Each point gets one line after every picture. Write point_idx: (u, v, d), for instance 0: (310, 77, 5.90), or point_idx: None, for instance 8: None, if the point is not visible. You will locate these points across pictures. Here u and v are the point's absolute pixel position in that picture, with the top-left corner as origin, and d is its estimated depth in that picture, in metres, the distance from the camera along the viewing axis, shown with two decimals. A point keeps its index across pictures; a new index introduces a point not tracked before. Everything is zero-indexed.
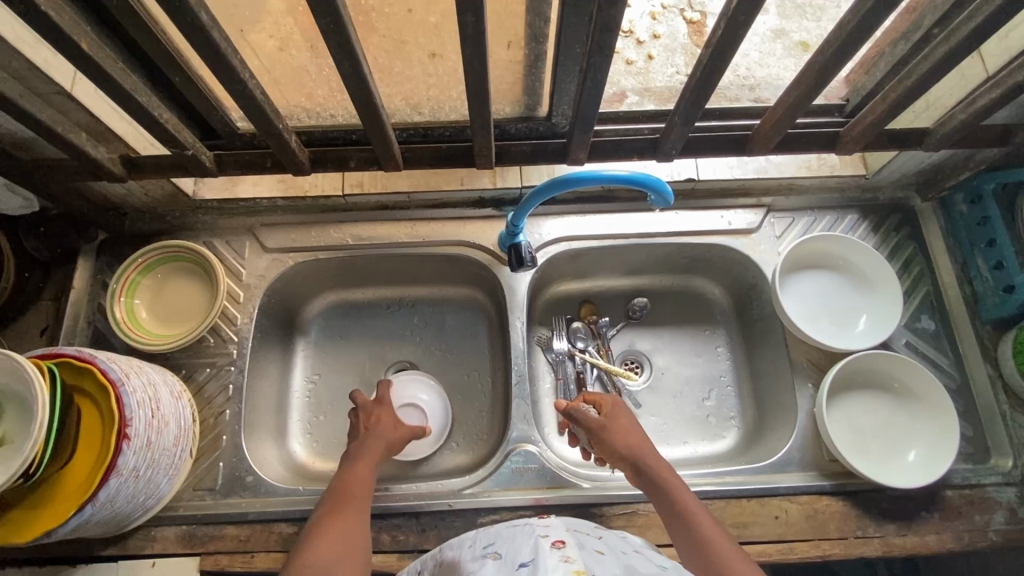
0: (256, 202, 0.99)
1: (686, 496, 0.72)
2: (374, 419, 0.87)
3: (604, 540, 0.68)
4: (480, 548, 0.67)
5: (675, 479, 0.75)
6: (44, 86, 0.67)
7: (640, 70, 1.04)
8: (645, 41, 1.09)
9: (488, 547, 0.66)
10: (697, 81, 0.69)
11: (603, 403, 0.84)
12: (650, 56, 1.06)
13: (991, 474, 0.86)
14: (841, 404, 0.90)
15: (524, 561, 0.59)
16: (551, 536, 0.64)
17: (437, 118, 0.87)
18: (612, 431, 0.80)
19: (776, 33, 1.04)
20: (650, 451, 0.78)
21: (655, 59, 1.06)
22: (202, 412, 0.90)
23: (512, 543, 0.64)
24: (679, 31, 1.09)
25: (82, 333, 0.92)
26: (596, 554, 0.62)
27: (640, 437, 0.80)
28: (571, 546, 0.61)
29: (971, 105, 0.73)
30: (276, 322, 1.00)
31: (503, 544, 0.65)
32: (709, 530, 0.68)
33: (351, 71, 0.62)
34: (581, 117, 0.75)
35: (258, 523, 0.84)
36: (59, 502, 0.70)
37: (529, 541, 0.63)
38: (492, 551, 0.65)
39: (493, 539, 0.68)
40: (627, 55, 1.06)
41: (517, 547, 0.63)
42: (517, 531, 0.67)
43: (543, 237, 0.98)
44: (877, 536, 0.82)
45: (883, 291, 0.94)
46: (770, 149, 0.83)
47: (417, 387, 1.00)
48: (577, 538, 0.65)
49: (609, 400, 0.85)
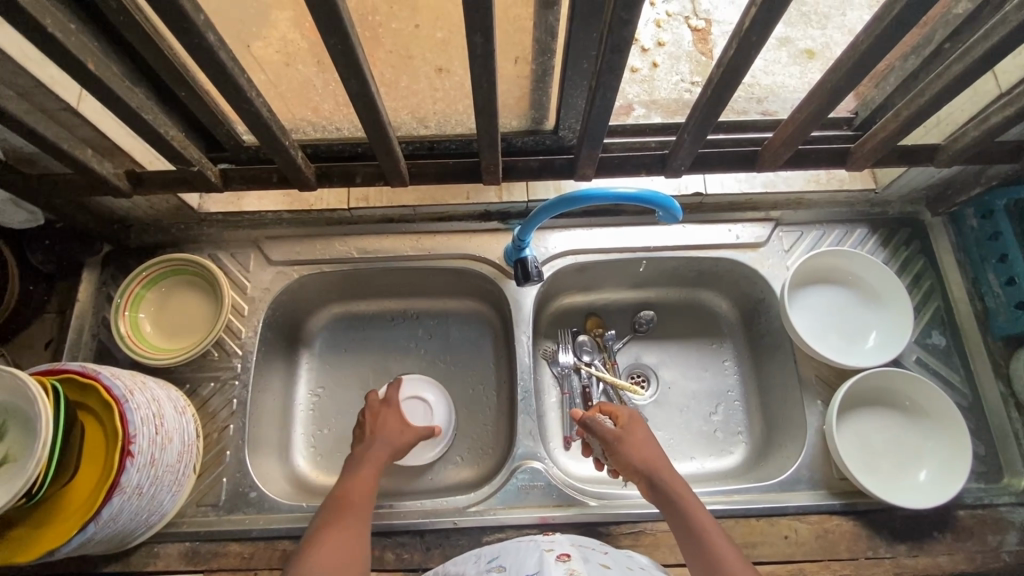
0: (261, 214, 0.98)
1: (699, 513, 0.71)
2: (381, 423, 0.88)
3: (611, 556, 0.68)
4: (484, 563, 0.67)
5: (690, 494, 0.73)
6: (50, 103, 0.67)
7: (644, 79, 1.03)
8: (649, 48, 1.08)
9: (492, 561, 0.67)
10: (707, 99, 0.68)
11: (620, 412, 0.83)
12: (655, 64, 1.06)
13: (1004, 494, 0.85)
14: (851, 422, 0.89)
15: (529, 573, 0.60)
16: (555, 549, 0.66)
17: (443, 131, 0.88)
18: (628, 443, 0.79)
19: (781, 41, 1.04)
20: (666, 466, 0.76)
21: (660, 67, 1.05)
22: (206, 426, 0.90)
23: (516, 557, 0.65)
24: (684, 38, 1.09)
25: (87, 347, 0.92)
26: (601, 568, 0.62)
27: (655, 450, 0.78)
28: (575, 559, 0.63)
29: (983, 123, 0.72)
30: (280, 335, 0.99)
31: (507, 558, 0.66)
32: (724, 550, 0.67)
33: (359, 89, 0.61)
34: (589, 133, 0.74)
35: (261, 540, 0.83)
36: (62, 520, 0.69)
37: (534, 554, 0.64)
38: (496, 565, 0.65)
39: (496, 553, 0.68)
40: (631, 63, 1.06)
41: (522, 560, 0.64)
42: (521, 547, 0.68)
43: (549, 250, 0.98)
44: (889, 557, 0.81)
45: (894, 307, 0.93)
46: (779, 165, 0.82)
47: (425, 389, 1.00)
48: (583, 552, 0.66)
49: (626, 412, 0.83)
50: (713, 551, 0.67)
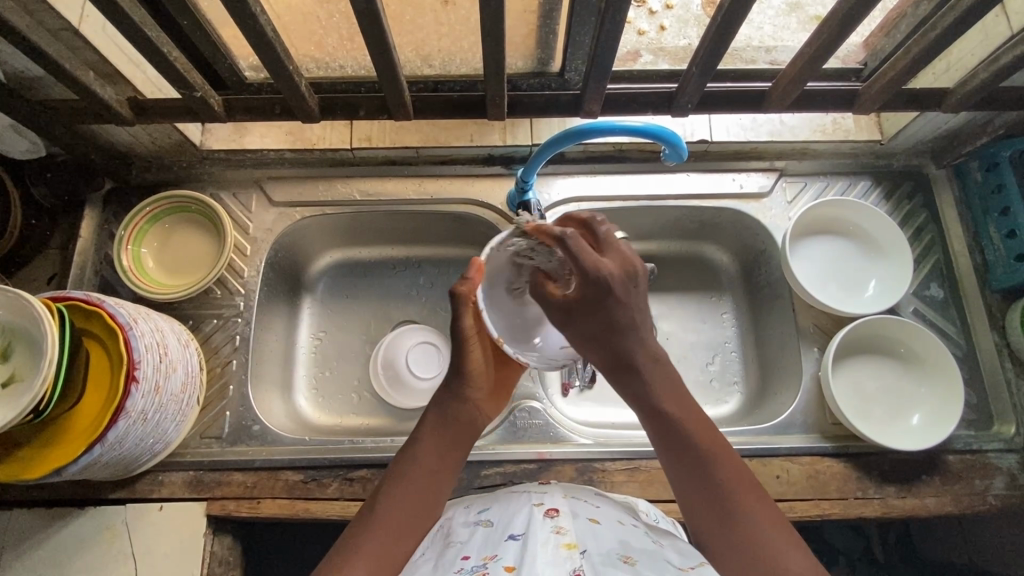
0: (263, 153, 0.97)
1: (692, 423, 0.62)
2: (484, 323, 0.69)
3: (603, 511, 0.64)
4: (474, 515, 0.64)
5: (677, 387, 0.63)
6: (52, 21, 0.67)
7: (653, 42, 0.98)
8: (658, 10, 1.02)
9: (483, 513, 0.63)
10: (718, 28, 0.68)
11: (598, 278, 0.57)
12: (663, 27, 1.00)
13: (993, 440, 0.86)
14: (845, 370, 0.90)
15: (514, 533, 0.56)
16: (545, 504, 0.61)
17: (448, 72, 0.85)
18: (576, 317, 0.60)
19: (791, 6, 0.96)
20: (644, 354, 0.62)
21: (669, 30, 1.00)
22: (209, 360, 0.91)
23: (504, 511, 0.62)
24: (693, 1, 1.03)
25: (89, 282, 0.92)
26: (591, 526, 0.58)
27: (624, 330, 0.60)
28: (565, 514, 0.58)
29: (993, 64, 0.73)
30: (282, 277, 1.00)
31: (496, 511, 0.62)
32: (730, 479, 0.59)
33: (365, 6, 0.61)
34: (597, 66, 0.73)
35: (264, 470, 0.85)
36: (67, 442, 0.70)
37: (522, 510, 0.60)
38: (484, 519, 0.62)
39: (487, 504, 0.65)
40: (638, 25, 1.00)
41: (510, 515, 0.60)
42: (513, 498, 0.64)
43: (552, 197, 0.97)
44: (877, 497, 0.83)
45: (892, 257, 0.94)
46: (785, 106, 0.82)
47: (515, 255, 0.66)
48: (573, 505, 0.62)
49: (596, 283, 0.57)
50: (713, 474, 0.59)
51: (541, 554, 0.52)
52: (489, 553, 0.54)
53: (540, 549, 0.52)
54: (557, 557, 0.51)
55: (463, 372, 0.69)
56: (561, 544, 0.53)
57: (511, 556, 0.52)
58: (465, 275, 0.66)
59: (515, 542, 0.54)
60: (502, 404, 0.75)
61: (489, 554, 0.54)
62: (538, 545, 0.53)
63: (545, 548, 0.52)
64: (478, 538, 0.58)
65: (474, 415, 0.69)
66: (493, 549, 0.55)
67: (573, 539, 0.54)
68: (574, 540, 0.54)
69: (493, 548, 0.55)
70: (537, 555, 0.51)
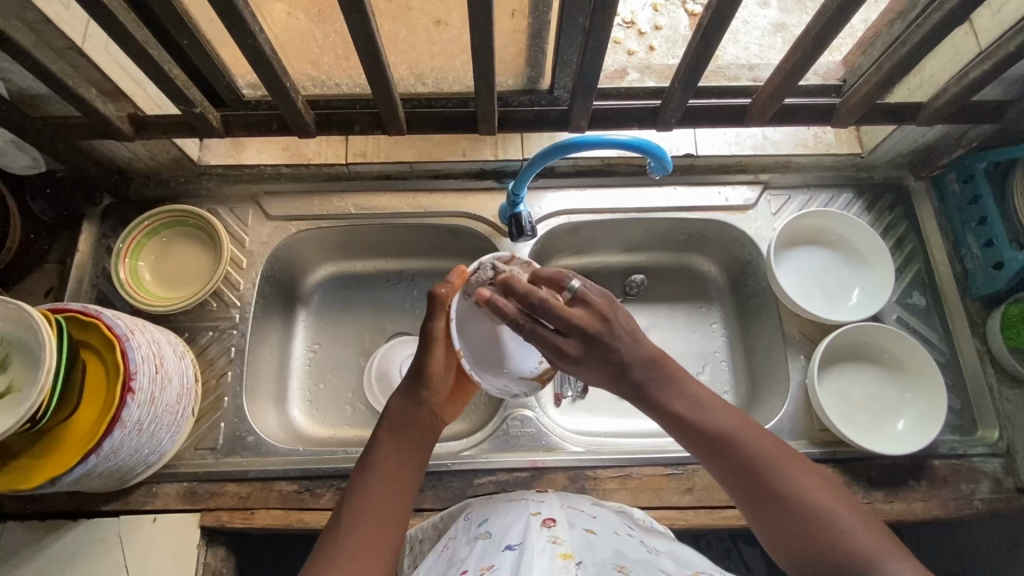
0: (260, 168, 0.99)
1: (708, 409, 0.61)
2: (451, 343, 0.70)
3: (599, 520, 0.64)
4: (474, 527, 0.64)
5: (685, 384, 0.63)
6: (56, 40, 0.69)
7: (642, 62, 1.01)
8: (646, 31, 1.05)
9: (482, 524, 0.63)
10: (697, 45, 0.71)
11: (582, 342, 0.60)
12: (651, 48, 1.03)
13: (977, 445, 0.88)
14: (831, 377, 0.92)
15: (511, 543, 0.56)
16: (542, 513, 0.61)
17: (440, 90, 0.88)
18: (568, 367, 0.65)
19: (776, 27, 0.99)
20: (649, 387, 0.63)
21: (657, 50, 1.03)
22: (205, 372, 0.92)
23: (502, 520, 0.62)
24: (681, 23, 1.06)
25: (86, 295, 0.93)
26: (586, 535, 0.59)
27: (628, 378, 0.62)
28: (561, 524, 0.59)
29: (963, 79, 0.76)
30: (278, 291, 1.01)
31: (495, 522, 0.62)
32: (799, 474, 0.57)
33: (359, 26, 0.64)
34: (583, 83, 0.76)
35: (258, 480, 0.86)
36: (61, 454, 0.71)
37: (519, 519, 0.60)
38: (484, 531, 0.62)
39: (487, 514, 0.65)
40: (628, 45, 1.03)
41: (508, 525, 0.60)
42: (511, 507, 0.65)
43: (543, 210, 0.99)
44: (865, 502, 0.84)
45: (875, 267, 0.96)
46: (767, 120, 0.85)
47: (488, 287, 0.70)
48: (569, 515, 0.62)
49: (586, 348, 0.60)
50: (776, 484, 0.56)
51: (538, 563, 0.52)
52: (486, 564, 0.54)
53: (537, 559, 0.53)
54: (554, 567, 0.52)
55: (422, 374, 0.68)
56: (557, 553, 0.54)
57: (507, 566, 0.53)
58: (447, 280, 0.70)
59: (512, 552, 0.55)
60: (457, 409, 0.73)
61: (487, 565, 0.54)
62: (534, 555, 0.53)
63: (541, 558, 0.53)
64: (476, 552, 0.58)
65: (429, 417, 0.68)
66: (491, 560, 0.55)
67: (569, 549, 0.55)
68: (570, 550, 0.55)
69: (491, 559, 0.55)
70: (535, 565, 0.52)
